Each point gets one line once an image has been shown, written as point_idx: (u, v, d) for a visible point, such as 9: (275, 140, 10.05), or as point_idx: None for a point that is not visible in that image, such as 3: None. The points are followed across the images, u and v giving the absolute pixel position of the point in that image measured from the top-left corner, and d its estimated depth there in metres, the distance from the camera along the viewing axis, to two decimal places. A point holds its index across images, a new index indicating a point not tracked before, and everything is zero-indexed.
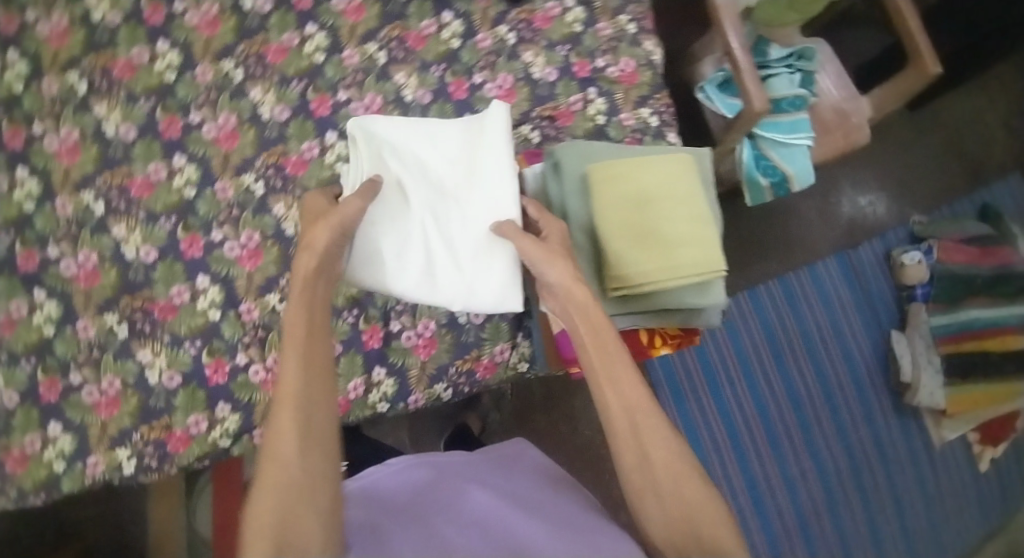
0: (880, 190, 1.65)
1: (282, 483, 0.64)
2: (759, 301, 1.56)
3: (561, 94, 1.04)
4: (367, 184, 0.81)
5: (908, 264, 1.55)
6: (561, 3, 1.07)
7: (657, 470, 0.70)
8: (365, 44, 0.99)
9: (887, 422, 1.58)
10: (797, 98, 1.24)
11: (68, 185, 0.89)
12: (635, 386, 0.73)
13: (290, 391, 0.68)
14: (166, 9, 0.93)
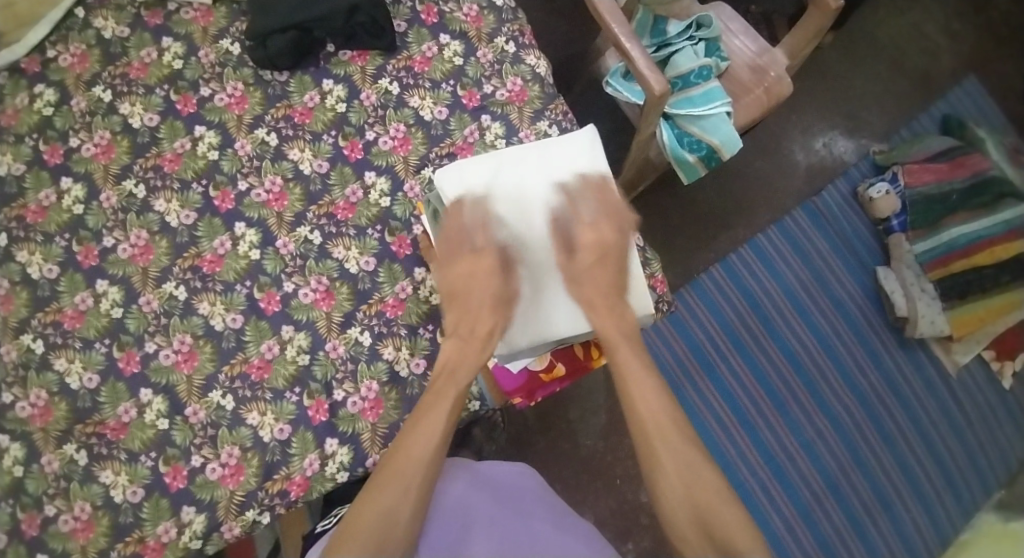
0: (830, 129, 1.57)
1: (373, 526, 0.75)
2: (733, 272, 1.49)
3: (456, 128, 1.08)
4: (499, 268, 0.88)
5: (876, 199, 1.47)
6: (437, 42, 1.12)
7: (677, 474, 0.77)
8: (254, 131, 1.04)
9: (892, 359, 1.50)
10: (704, 68, 1.22)
11: (9, 331, 0.94)
12: (654, 395, 0.82)
13: (421, 448, 0.79)
14: (65, 147, 1.00)
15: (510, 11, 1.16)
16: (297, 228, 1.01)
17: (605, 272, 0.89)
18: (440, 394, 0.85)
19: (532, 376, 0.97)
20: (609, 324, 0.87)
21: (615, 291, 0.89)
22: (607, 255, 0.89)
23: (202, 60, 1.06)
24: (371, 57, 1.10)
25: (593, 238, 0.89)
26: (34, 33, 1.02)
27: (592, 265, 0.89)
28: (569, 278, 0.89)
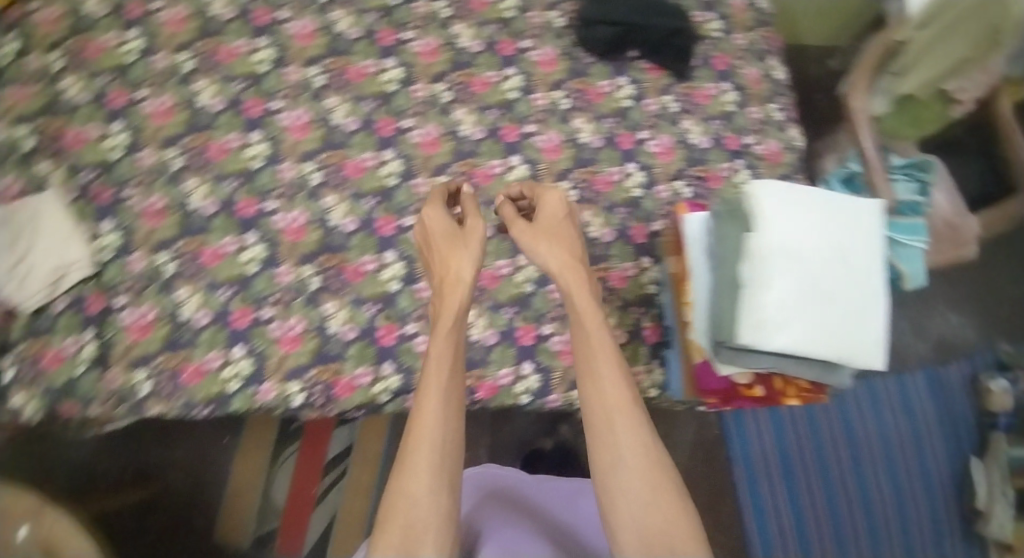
0: (954, 311, 1.57)
1: (409, 522, 0.72)
2: (879, 397, 1.50)
3: (603, 160, 1.14)
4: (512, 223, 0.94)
5: (994, 392, 1.46)
6: (613, 82, 1.19)
7: (625, 469, 0.76)
8: (434, 83, 1.12)
9: (920, 535, 1.45)
10: (917, 203, 1.21)
11: (156, 139, 1.01)
12: (608, 386, 0.81)
13: (435, 437, 0.77)
14: (273, 15, 1.09)
15: (690, 74, 1.21)
16: (437, 175, 1.08)
17: (563, 244, 0.92)
18: (445, 336, 0.85)
19: (731, 387, 0.98)
20: (585, 302, 0.87)
21: (584, 278, 0.90)
22: (552, 223, 0.94)
23: (414, 9, 1.15)
24: (555, 70, 1.17)
25: (550, 205, 0.96)
26: None
27: (550, 224, 0.94)
28: (534, 236, 0.92)
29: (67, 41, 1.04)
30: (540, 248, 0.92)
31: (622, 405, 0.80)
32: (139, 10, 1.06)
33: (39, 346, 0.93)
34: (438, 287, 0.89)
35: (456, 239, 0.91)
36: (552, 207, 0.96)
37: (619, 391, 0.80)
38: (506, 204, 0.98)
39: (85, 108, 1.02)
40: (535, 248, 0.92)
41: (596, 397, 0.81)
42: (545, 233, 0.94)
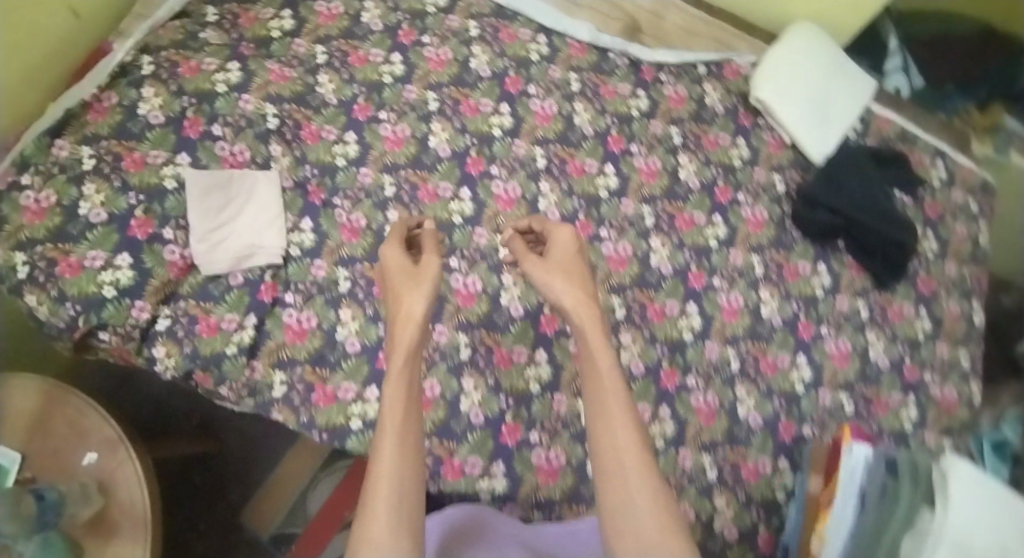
0: None
1: None
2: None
3: (776, 342, 1.08)
4: (561, 250, 0.90)
5: None
6: (813, 266, 1.13)
7: (641, 512, 0.66)
8: (642, 203, 1.11)
9: None
10: None
11: (378, 163, 1.07)
12: (621, 430, 0.71)
13: (400, 473, 0.68)
14: (523, 86, 1.14)
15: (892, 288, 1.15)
16: (612, 294, 1.06)
17: (573, 279, 0.85)
18: (404, 350, 0.78)
19: None
20: (591, 340, 0.78)
21: (595, 315, 0.81)
22: (567, 264, 0.87)
23: (649, 127, 1.15)
24: (762, 233, 1.13)
25: (562, 242, 0.90)
26: (575, 23, 1.18)
27: (565, 264, 0.87)
28: (547, 272, 0.86)
29: (334, 40, 1.12)
30: (553, 284, 0.85)
31: (636, 451, 0.70)
32: (408, 40, 1.14)
33: (200, 310, 0.97)
34: (389, 326, 0.81)
35: (410, 278, 0.84)
36: (562, 247, 0.90)
37: (631, 432, 0.71)
38: (519, 245, 0.92)
39: (328, 111, 1.08)
40: (546, 284, 0.86)
41: (606, 442, 0.71)
42: (559, 270, 0.87)
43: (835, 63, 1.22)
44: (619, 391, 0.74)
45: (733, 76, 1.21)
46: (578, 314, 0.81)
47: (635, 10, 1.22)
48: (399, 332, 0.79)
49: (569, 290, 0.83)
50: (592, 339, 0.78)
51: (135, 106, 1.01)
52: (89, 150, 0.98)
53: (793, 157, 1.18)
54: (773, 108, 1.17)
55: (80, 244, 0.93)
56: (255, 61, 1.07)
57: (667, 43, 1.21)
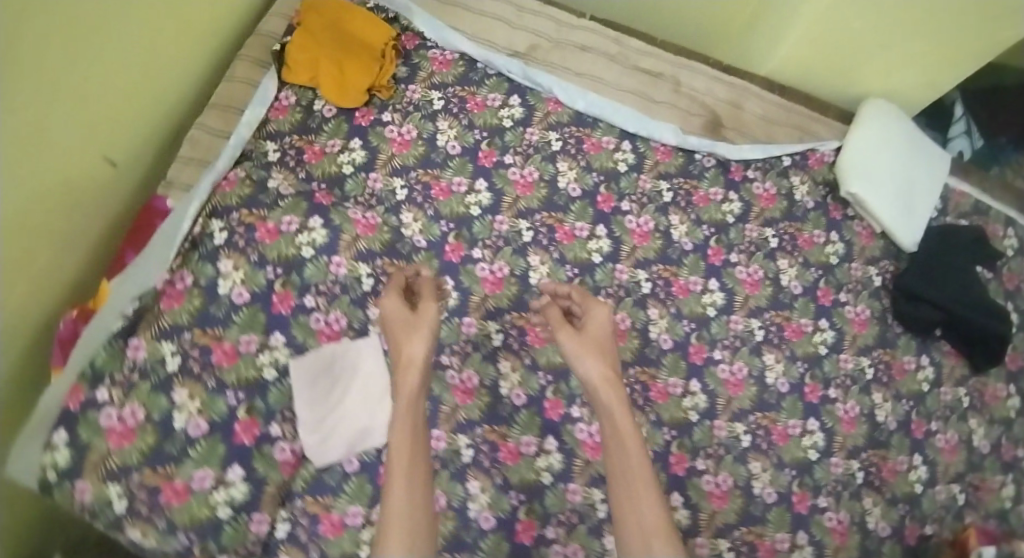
0: None
1: None
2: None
3: (895, 445, 1.08)
4: (597, 337, 0.90)
5: None
6: (917, 360, 1.13)
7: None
8: (751, 318, 1.07)
9: None
10: None
11: (480, 309, 0.99)
12: (646, 508, 0.79)
13: (407, 511, 0.75)
14: (616, 203, 1.08)
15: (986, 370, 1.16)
16: (735, 421, 1.02)
17: (605, 358, 0.89)
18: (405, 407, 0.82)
19: None
20: (617, 411, 0.85)
21: (614, 381, 0.87)
22: (601, 341, 0.90)
23: (745, 232, 1.11)
24: (866, 334, 1.11)
25: (599, 321, 0.92)
26: (660, 127, 1.12)
27: (599, 340, 0.90)
28: (580, 348, 0.89)
29: (412, 170, 1.03)
30: (586, 360, 0.88)
31: (659, 523, 0.78)
32: (489, 161, 1.06)
33: (319, 507, 0.86)
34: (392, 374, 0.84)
35: (404, 327, 0.86)
36: (597, 324, 0.91)
37: (652, 499, 0.79)
38: (548, 307, 0.95)
39: (419, 256, 0.99)
40: (577, 360, 0.88)
41: (628, 511, 0.79)
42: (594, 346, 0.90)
43: (914, 149, 1.21)
44: (644, 465, 0.82)
45: (818, 165, 1.17)
46: (606, 385, 0.86)
47: (714, 103, 1.17)
48: (404, 386, 0.82)
49: (602, 370, 0.87)
50: (616, 410, 0.85)
51: (215, 284, 0.89)
52: (171, 344, 0.86)
53: (886, 247, 1.17)
54: (867, 203, 1.14)
55: (183, 463, 0.82)
56: (337, 212, 0.96)
57: (750, 135, 1.16)
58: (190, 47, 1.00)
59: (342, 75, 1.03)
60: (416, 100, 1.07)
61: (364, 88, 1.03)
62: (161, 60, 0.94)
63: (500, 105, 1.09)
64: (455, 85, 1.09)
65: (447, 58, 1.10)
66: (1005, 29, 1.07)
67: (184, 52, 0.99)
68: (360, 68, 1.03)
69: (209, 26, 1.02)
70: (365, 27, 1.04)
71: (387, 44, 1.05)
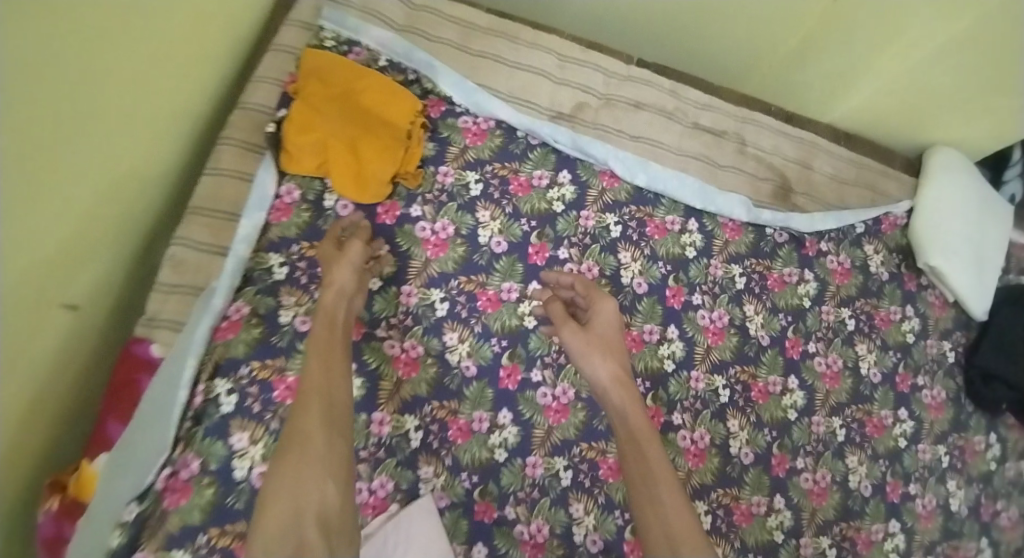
0: None
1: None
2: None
3: (965, 534, 1.03)
4: (606, 329, 0.77)
5: None
6: (985, 438, 1.07)
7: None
8: (833, 416, 0.97)
9: None
10: None
11: (545, 444, 0.85)
12: (666, 495, 0.64)
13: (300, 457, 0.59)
14: (686, 297, 0.93)
15: None
16: (821, 534, 0.94)
17: (615, 358, 0.74)
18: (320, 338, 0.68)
19: None
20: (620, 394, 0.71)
21: (617, 355, 0.75)
22: (609, 338, 0.76)
23: (822, 315, 1.00)
24: (942, 418, 1.03)
25: (606, 317, 0.78)
26: (729, 202, 0.97)
27: (606, 339, 0.76)
28: (588, 347, 0.75)
29: (452, 278, 0.85)
30: (592, 361, 0.74)
31: (683, 519, 0.62)
32: (541, 258, 0.89)
33: None
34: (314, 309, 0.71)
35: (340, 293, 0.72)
36: (605, 319, 0.78)
37: (676, 497, 0.64)
38: (552, 302, 0.81)
39: (471, 389, 0.82)
40: (582, 360, 0.74)
41: (645, 501, 0.64)
42: (600, 343, 0.75)
43: (983, 199, 1.11)
44: (660, 458, 0.67)
45: (890, 230, 1.06)
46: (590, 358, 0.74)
47: (782, 165, 1.03)
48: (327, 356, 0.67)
49: (609, 364, 0.73)
50: (616, 390, 0.72)
51: (229, 468, 0.70)
52: (183, 552, 0.67)
53: (956, 317, 1.08)
54: (942, 272, 1.04)
55: None
56: (373, 350, 0.79)
57: (821, 201, 1.04)
58: (168, 137, 0.77)
59: (354, 160, 0.83)
60: (449, 186, 0.87)
61: (381, 177, 0.84)
62: (134, 166, 0.72)
63: (548, 184, 0.91)
64: (493, 162, 0.90)
65: (482, 128, 0.90)
66: (1002, 95, 1.02)
67: (159, 145, 0.76)
68: (376, 152, 0.84)
69: (187, 104, 0.79)
70: (387, 102, 0.85)
71: (413, 121, 0.86)
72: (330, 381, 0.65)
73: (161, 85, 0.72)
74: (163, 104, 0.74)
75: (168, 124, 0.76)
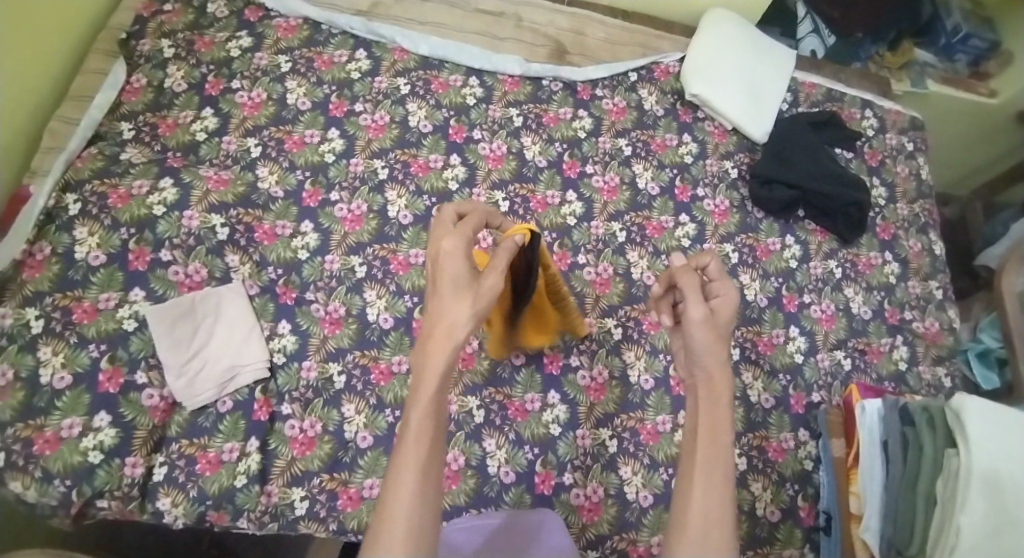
0: None
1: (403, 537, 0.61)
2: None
3: (768, 321, 1.11)
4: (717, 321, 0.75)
5: None
6: (781, 240, 1.15)
7: (708, 554, 0.64)
8: (612, 221, 1.12)
9: None
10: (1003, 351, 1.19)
11: (342, 246, 1.04)
12: (713, 487, 0.68)
13: (430, 457, 0.65)
14: (468, 133, 1.12)
15: (859, 244, 1.17)
16: (606, 316, 1.07)
17: (723, 348, 0.74)
18: (445, 347, 0.67)
19: None
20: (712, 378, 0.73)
21: (722, 342, 0.74)
22: (726, 320, 0.76)
23: (599, 144, 1.16)
24: (727, 222, 1.15)
25: (726, 306, 0.77)
26: (504, 62, 1.17)
27: (719, 328, 0.76)
28: (703, 332, 0.74)
29: (265, 129, 1.08)
30: (714, 346, 0.74)
31: (721, 512, 0.67)
32: (341, 111, 1.11)
33: (197, 448, 0.92)
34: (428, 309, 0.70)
35: (463, 287, 0.70)
36: (726, 309, 0.77)
37: (724, 470, 0.68)
38: (683, 270, 0.79)
39: (277, 205, 1.04)
40: (693, 340, 0.74)
41: (700, 479, 0.68)
42: (712, 331, 0.74)
43: (760, 47, 1.23)
44: (726, 424, 0.71)
45: (663, 76, 1.22)
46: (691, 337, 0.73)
47: (557, 34, 1.22)
48: (432, 344, 0.67)
49: (713, 356, 0.73)
50: (721, 377, 0.73)
51: (72, 251, 0.95)
52: (35, 309, 0.92)
53: (738, 141, 1.20)
54: (709, 100, 1.18)
55: (51, 414, 0.88)
56: (188, 172, 1.01)
57: (595, 58, 1.22)
58: (52, 49, 1.06)
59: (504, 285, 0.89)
60: (263, 66, 1.12)
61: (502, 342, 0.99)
62: (23, 68, 1.01)
63: (347, 60, 1.14)
64: (302, 48, 1.14)
65: (292, 24, 1.15)
66: None
67: (47, 56, 1.06)
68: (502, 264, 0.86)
69: (67, 28, 1.08)
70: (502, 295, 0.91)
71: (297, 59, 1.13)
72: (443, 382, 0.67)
73: (39, 9, 1.00)
74: (47, 26, 1.03)
75: (51, 39, 1.05)
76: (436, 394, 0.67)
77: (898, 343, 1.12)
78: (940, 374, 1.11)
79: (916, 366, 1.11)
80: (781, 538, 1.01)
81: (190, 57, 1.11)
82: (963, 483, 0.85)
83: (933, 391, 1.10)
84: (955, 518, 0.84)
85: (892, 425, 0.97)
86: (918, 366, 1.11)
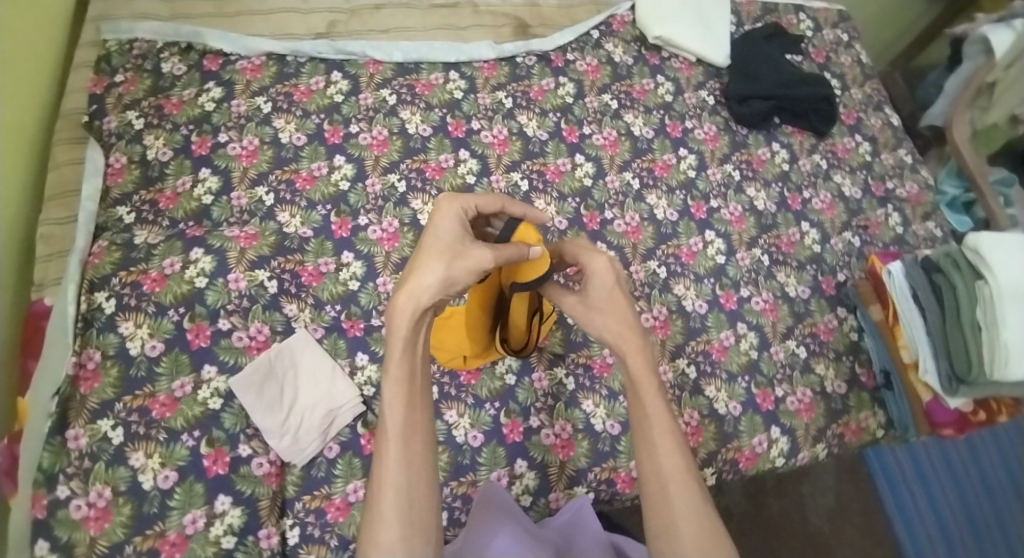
0: None
1: (395, 512, 0.66)
2: (1003, 435, 1.36)
3: (782, 223, 1.20)
4: (609, 293, 0.76)
5: None
6: (769, 148, 1.25)
7: (678, 514, 0.68)
8: (622, 172, 1.17)
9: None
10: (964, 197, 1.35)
11: (389, 266, 1.04)
12: (667, 456, 0.71)
13: (414, 423, 0.69)
14: (467, 126, 1.14)
15: (832, 133, 1.29)
16: (648, 260, 1.12)
17: (618, 317, 0.76)
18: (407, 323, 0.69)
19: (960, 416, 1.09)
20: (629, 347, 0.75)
21: (618, 314, 0.76)
22: (600, 285, 0.77)
23: (587, 105, 1.20)
24: (720, 145, 1.23)
25: (597, 275, 0.77)
26: (478, 50, 1.19)
27: (604, 296, 0.76)
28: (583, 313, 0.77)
29: (270, 174, 1.05)
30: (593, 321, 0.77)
31: (681, 472, 0.71)
32: (338, 137, 1.10)
33: (321, 499, 0.90)
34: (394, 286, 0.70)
35: (451, 252, 0.69)
36: (599, 278, 0.76)
37: (668, 423, 0.73)
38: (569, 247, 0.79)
39: (312, 245, 1.02)
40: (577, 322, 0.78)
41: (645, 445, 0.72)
42: (600, 307, 0.76)
43: None
44: (654, 388, 0.74)
45: (622, 27, 1.28)
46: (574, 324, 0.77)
47: (514, 10, 1.25)
48: (397, 308, 0.68)
49: (617, 332, 0.76)
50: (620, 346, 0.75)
51: (125, 349, 0.89)
52: (108, 420, 0.86)
53: (704, 70, 1.28)
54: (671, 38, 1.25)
55: (169, 516, 0.83)
56: (214, 237, 0.98)
57: (556, 25, 1.26)
58: (20, 149, 0.99)
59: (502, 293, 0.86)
60: (244, 112, 1.08)
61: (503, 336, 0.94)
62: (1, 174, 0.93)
63: (326, 86, 1.12)
64: (276, 85, 1.11)
65: (257, 64, 1.12)
66: None
67: (16, 157, 0.97)
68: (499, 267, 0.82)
69: (24, 128, 1.00)
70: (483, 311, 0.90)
71: (278, 96, 1.10)
72: (410, 356, 0.70)
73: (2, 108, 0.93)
74: (11, 126, 0.96)
75: (14, 141, 0.97)
76: (404, 362, 0.69)
77: (889, 210, 1.26)
78: (930, 227, 1.26)
79: (910, 226, 1.25)
80: (853, 404, 1.13)
81: (164, 122, 1.05)
82: (999, 304, 0.98)
83: (930, 242, 1.24)
84: (1002, 335, 0.97)
85: (918, 277, 1.08)
86: (912, 226, 1.25)
